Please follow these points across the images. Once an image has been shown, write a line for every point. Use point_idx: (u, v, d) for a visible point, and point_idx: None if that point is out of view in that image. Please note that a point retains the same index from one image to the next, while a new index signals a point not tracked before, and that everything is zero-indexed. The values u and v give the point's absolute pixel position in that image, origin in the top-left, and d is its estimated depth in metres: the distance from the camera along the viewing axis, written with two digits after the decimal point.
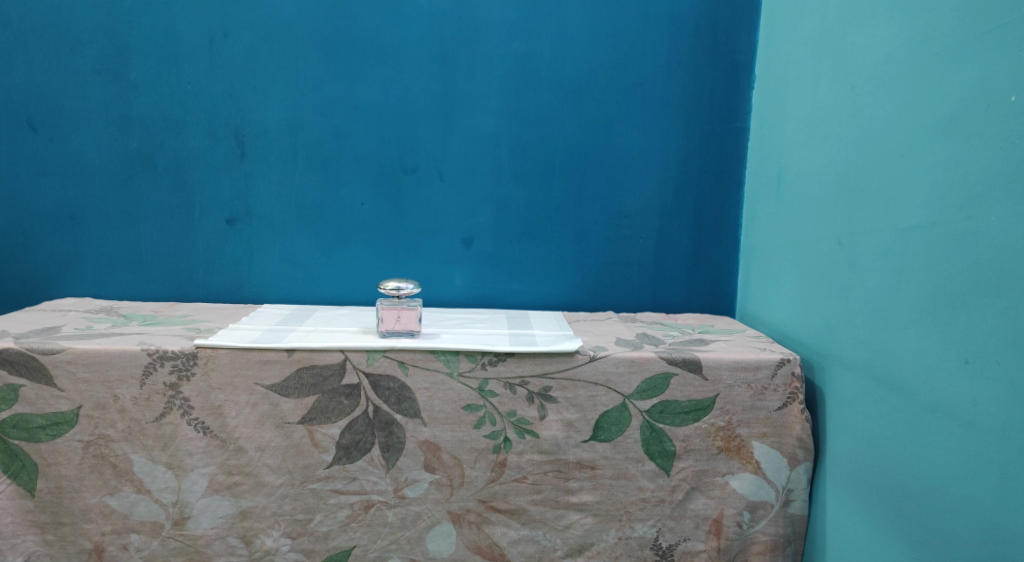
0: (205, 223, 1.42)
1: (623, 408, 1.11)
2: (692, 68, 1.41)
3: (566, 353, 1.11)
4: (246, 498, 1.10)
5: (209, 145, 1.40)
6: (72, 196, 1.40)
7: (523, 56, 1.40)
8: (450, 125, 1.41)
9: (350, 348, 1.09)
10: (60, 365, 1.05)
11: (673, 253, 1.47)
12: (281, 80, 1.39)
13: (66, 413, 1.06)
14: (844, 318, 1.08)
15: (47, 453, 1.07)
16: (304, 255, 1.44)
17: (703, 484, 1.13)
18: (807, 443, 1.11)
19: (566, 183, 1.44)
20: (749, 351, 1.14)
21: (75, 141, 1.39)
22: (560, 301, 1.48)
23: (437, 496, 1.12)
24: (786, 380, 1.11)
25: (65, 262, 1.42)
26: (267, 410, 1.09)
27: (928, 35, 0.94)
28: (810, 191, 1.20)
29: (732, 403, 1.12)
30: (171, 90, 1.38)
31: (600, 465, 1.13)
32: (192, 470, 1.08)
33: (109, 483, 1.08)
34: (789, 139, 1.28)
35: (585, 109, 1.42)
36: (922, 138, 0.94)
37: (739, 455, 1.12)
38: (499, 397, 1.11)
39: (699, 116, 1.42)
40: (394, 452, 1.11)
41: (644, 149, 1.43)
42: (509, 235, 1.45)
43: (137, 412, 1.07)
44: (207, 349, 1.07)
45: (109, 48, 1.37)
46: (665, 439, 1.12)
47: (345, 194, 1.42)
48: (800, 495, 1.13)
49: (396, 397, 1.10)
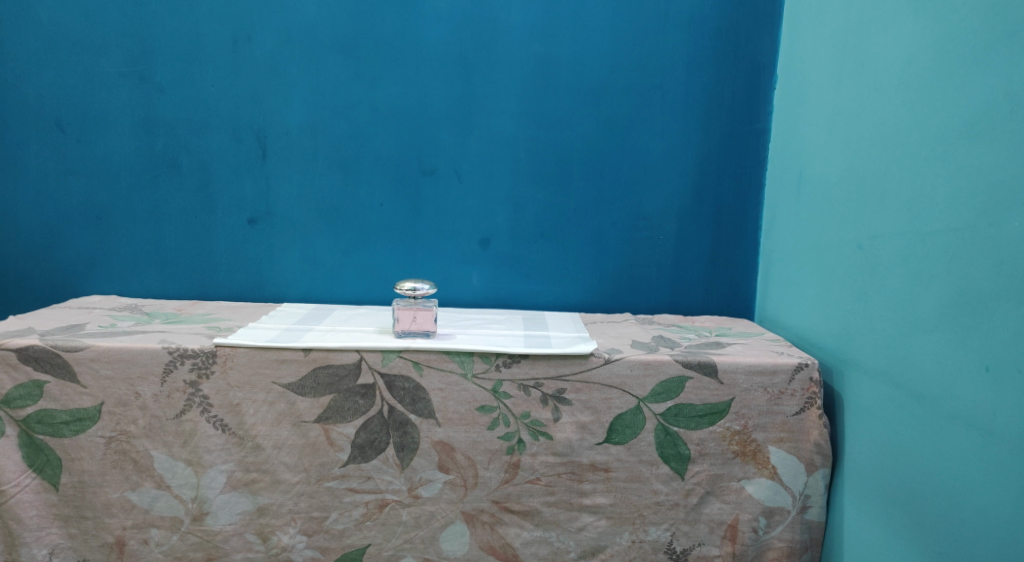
0: (227, 222, 1.44)
1: (638, 411, 1.11)
2: (713, 69, 1.40)
3: (581, 356, 1.11)
4: (263, 495, 1.11)
5: (232, 146, 1.42)
6: (99, 196, 1.43)
7: (542, 58, 1.40)
8: (469, 127, 1.42)
9: (366, 348, 1.10)
10: (83, 362, 1.07)
11: (691, 255, 1.45)
12: (302, 82, 1.40)
13: (89, 409, 1.08)
14: (864, 323, 1.07)
15: (70, 448, 1.09)
16: (323, 255, 1.46)
17: (719, 489, 1.12)
18: (825, 449, 1.10)
19: (584, 184, 1.43)
20: (766, 355, 1.13)
21: (102, 142, 1.42)
22: (577, 302, 1.47)
23: (451, 496, 1.13)
24: (804, 385, 1.09)
25: (91, 260, 1.45)
26: (284, 409, 1.10)
27: (952, 37, 0.92)
28: (831, 194, 1.18)
29: (748, 407, 1.11)
30: (195, 92, 1.40)
31: (614, 468, 1.12)
32: (211, 467, 1.10)
33: (131, 478, 1.10)
34: (810, 141, 1.26)
35: (604, 110, 1.41)
36: (944, 141, 0.93)
37: (755, 460, 1.11)
38: (513, 399, 1.11)
39: (720, 117, 1.41)
40: (408, 452, 1.12)
41: (662, 150, 1.42)
42: (526, 236, 1.45)
43: (158, 409, 1.08)
44: (226, 348, 1.09)
45: (136, 52, 1.39)
46: (680, 443, 1.11)
47: (363, 195, 1.44)
48: (818, 501, 1.11)
49: (410, 397, 1.11)
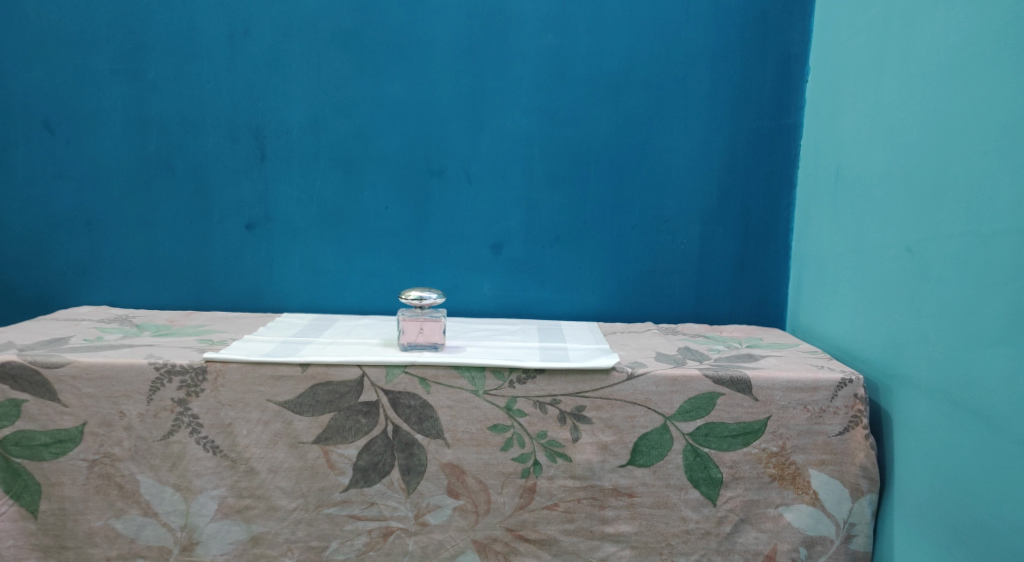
0: (224, 228, 1.36)
1: (664, 430, 1.02)
2: (739, 60, 1.31)
3: (601, 371, 1.02)
4: (258, 523, 1.03)
5: (229, 146, 1.34)
6: (89, 201, 1.36)
7: (557, 51, 1.31)
8: (479, 124, 1.33)
9: (368, 363, 1.02)
10: (64, 380, 0.99)
11: (717, 260, 1.36)
12: (302, 78, 1.32)
13: (71, 430, 1.00)
14: (914, 334, 0.97)
15: (50, 472, 1.01)
16: (325, 262, 1.37)
17: (754, 517, 1.02)
18: (872, 473, 1.00)
19: (602, 184, 1.34)
20: (805, 369, 1.03)
21: (93, 143, 1.34)
22: (595, 310, 1.38)
23: (461, 523, 1.04)
24: (847, 402, 1.00)
25: (82, 269, 1.38)
26: (280, 429, 1.02)
27: (1014, 16, 0.83)
28: (873, 193, 1.09)
29: (786, 427, 1.01)
30: (191, 89, 1.33)
31: (638, 493, 1.03)
32: (201, 492, 1.02)
33: (115, 505, 1.01)
34: (848, 136, 1.17)
35: (623, 104, 1.32)
36: (1008, 132, 0.84)
37: (794, 485, 1.01)
38: (528, 418, 1.02)
39: (747, 112, 1.32)
40: (415, 475, 1.03)
41: (685, 148, 1.33)
42: (541, 240, 1.37)
43: (144, 430, 1.00)
44: (217, 364, 1.01)
45: (127, 47, 1.32)
46: (711, 465, 1.02)
47: (368, 197, 1.35)
48: (864, 529, 1.01)
49: (417, 416, 1.02)
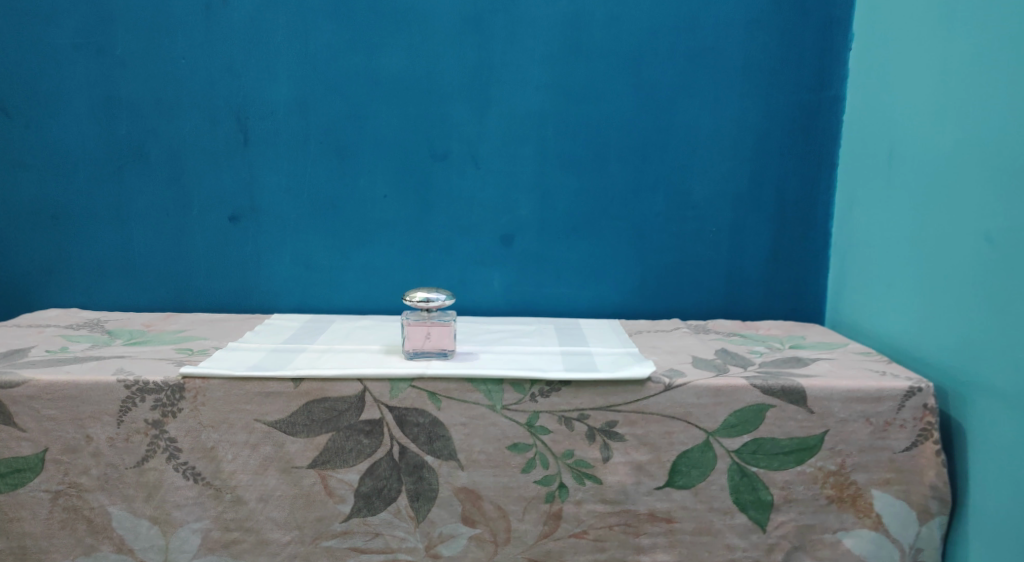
0: (205, 220, 1.23)
1: (707, 448, 0.90)
2: (776, 26, 1.17)
3: (635, 382, 0.89)
4: (247, 559, 0.91)
5: (207, 130, 1.20)
6: (54, 193, 1.22)
7: (573, 19, 1.17)
8: (487, 102, 1.20)
9: (370, 377, 0.89)
10: (20, 401, 0.86)
11: (750, 250, 1.23)
12: (288, 52, 1.18)
13: (29, 458, 0.88)
14: (995, 337, 0.85)
15: (8, 506, 0.88)
16: (318, 258, 1.24)
17: (809, 543, 0.91)
18: (943, 494, 0.88)
19: (624, 167, 1.21)
20: (865, 376, 0.91)
21: (55, 128, 1.20)
22: (616, 307, 1.26)
23: (478, 555, 0.92)
24: (916, 414, 0.88)
25: (48, 268, 1.24)
26: (271, 453, 0.89)
27: None
28: (937, 175, 0.96)
29: (845, 442, 0.89)
30: (163, 66, 1.18)
31: (678, 518, 0.91)
32: (182, 525, 0.89)
33: (84, 541, 0.89)
34: (904, 110, 1.04)
35: (646, 78, 1.19)
36: None
37: (854, 507, 0.90)
38: (553, 436, 0.90)
39: (784, 85, 1.18)
40: (425, 502, 0.91)
41: (716, 126, 1.20)
42: (556, 231, 1.24)
43: (114, 457, 0.88)
44: (196, 380, 0.88)
45: (91, 19, 1.17)
46: (760, 487, 0.90)
47: (364, 184, 1.22)
48: (932, 555, 0.90)
49: (426, 435, 0.90)
